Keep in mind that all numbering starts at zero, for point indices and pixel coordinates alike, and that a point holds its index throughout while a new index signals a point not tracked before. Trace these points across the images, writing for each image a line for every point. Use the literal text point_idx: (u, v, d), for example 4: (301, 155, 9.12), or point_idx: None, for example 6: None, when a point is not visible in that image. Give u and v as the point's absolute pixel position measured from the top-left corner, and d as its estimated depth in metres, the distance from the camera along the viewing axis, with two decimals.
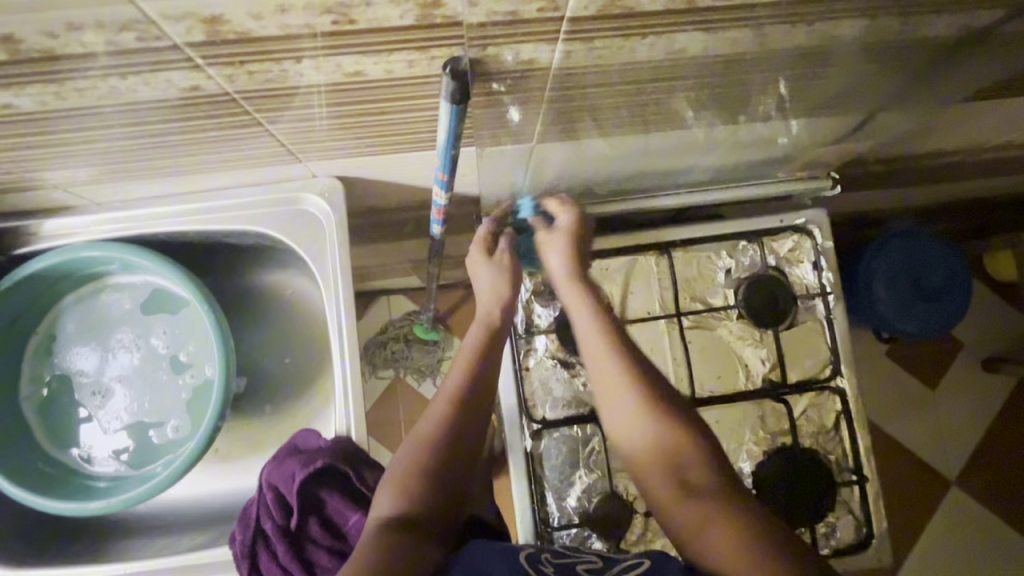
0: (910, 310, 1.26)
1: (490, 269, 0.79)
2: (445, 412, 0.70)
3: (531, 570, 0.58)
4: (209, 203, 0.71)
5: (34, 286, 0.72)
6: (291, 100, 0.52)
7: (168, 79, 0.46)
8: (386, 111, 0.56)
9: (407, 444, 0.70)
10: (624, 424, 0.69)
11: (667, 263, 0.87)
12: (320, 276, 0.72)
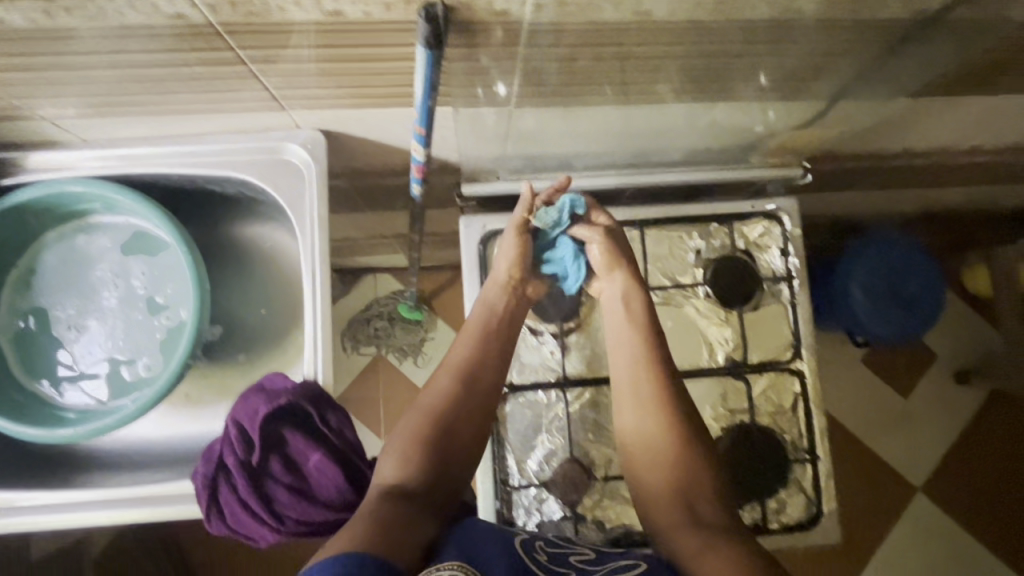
0: (881, 312, 1.28)
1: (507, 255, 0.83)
2: (453, 388, 0.79)
3: (531, 560, 0.67)
4: (193, 146, 0.73)
5: (16, 217, 0.73)
6: (274, 39, 0.54)
7: (154, 4, 0.48)
8: (366, 58, 0.58)
9: (415, 411, 0.79)
10: (631, 418, 0.79)
11: (638, 239, 0.90)
12: (298, 224, 0.74)
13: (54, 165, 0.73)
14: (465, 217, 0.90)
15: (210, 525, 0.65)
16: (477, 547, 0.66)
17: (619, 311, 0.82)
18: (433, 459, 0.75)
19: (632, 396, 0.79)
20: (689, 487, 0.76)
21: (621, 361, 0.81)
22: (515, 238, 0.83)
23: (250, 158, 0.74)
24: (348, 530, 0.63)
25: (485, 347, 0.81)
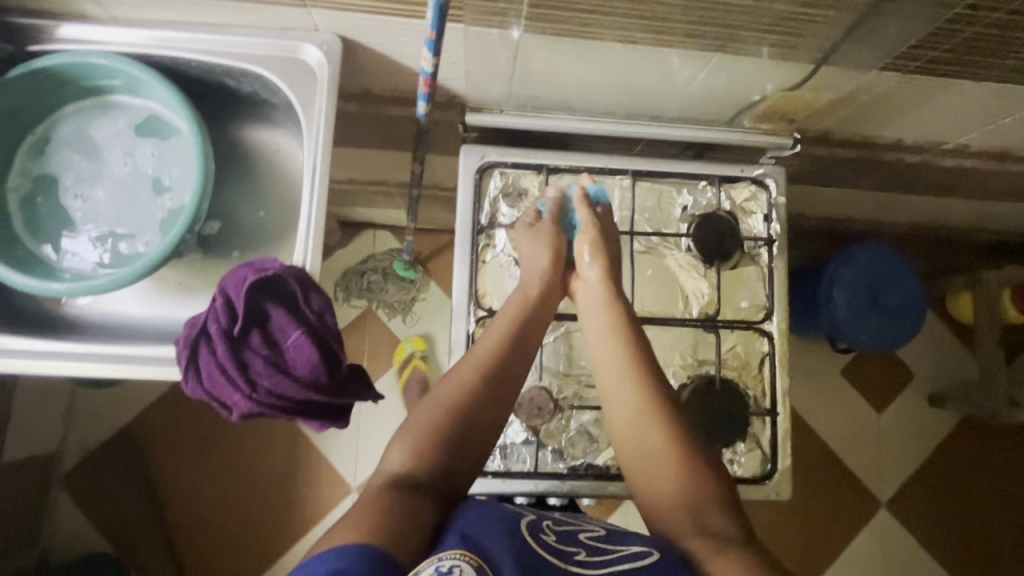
0: (863, 319, 1.29)
1: (536, 244, 0.88)
2: (477, 384, 0.78)
3: (531, 538, 0.69)
4: (217, 37, 0.78)
5: (40, 83, 0.77)
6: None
7: None
8: None
9: (432, 400, 0.78)
10: (623, 422, 0.78)
11: (629, 189, 0.94)
12: (306, 121, 0.78)
13: (83, 38, 0.77)
14: (467, 146, 0.94)
15: (186, 384, 0.69)
16: (481, 530, 0.66)
17: (596, 314, 0.84)
18: (446, 454, 0.75)
19: (620, 400, 0.78)
20: (695, 492, 0.73)
21: (617, 365, 0.80)
22: (543, 235, 0.89)
23: (270, 55, 0.79)
24: (352, 519, 0.66)
25: (511, 348, 0.81)
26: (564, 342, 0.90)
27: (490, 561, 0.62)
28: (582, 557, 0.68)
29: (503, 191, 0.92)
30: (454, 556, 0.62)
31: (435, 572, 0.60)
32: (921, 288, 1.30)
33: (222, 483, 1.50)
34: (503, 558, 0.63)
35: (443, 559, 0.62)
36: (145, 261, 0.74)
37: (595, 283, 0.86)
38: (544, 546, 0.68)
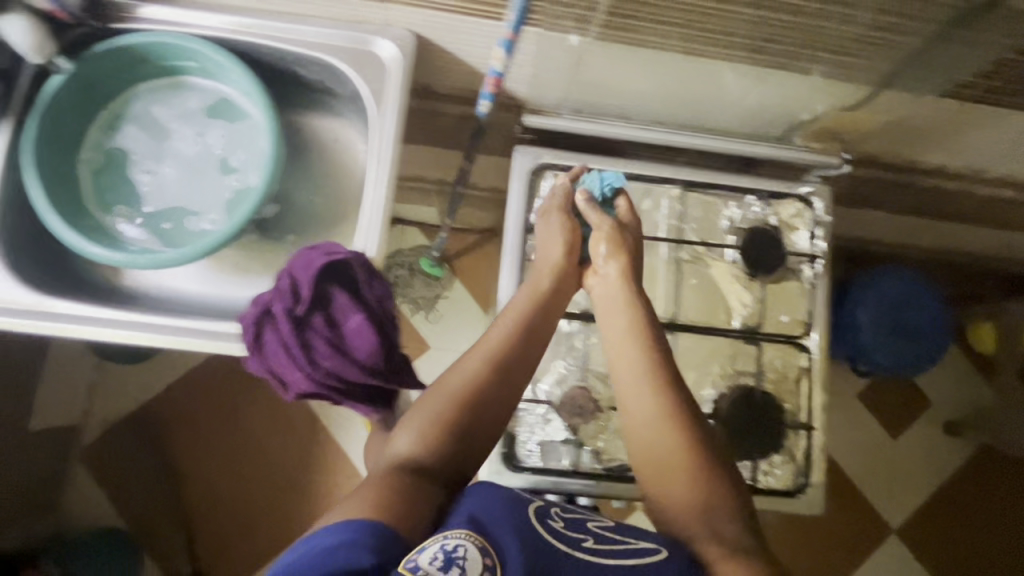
0: (887, 342, 1.30)
1: (552, 231, 0.88)
2: (486, 372, 0.77)
3: (539, 524, 0.65)
4: (292, 26, 0.80)
5: (120, 61, 0.79)
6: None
7: None
8: None
9: (437, 386, 0.78)
10: (634, 419, 0.76)
11: (678, 198, 0.95)
12: (375, 112, 0.80)
13: (164, 20, 0.79)
14: (521, 147, 0.95)
15: (250, 360, 0.71)
16: (488, 511, 0.63)
17: (610, 313, 0.83)
18: (452, 442, 0.73)
19: (633, 400, 0.77)
20: (707, 494, 0.71)
21: (629, 363, 0.79)
22: (562, 224, 0.88)
23: (341, 46, 0.81)
24: (358, 498, 0.64)
25: (524, 335, 0.81)
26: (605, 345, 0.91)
27: (497, 543, 0.60)
28: (590, 544, 0.65)
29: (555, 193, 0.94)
30: (458, 536, 0.59)
31: (440, 550, 0.57)
32: (945, 315, 1.32)
33: (240, 466, 1.51)
34: (509, 540, 0.60)
35: (448, 538, 0.59)
36: (213, 239, 0.76)
37: (613, 279, 0.85)
38: (552, 531, 0.64)
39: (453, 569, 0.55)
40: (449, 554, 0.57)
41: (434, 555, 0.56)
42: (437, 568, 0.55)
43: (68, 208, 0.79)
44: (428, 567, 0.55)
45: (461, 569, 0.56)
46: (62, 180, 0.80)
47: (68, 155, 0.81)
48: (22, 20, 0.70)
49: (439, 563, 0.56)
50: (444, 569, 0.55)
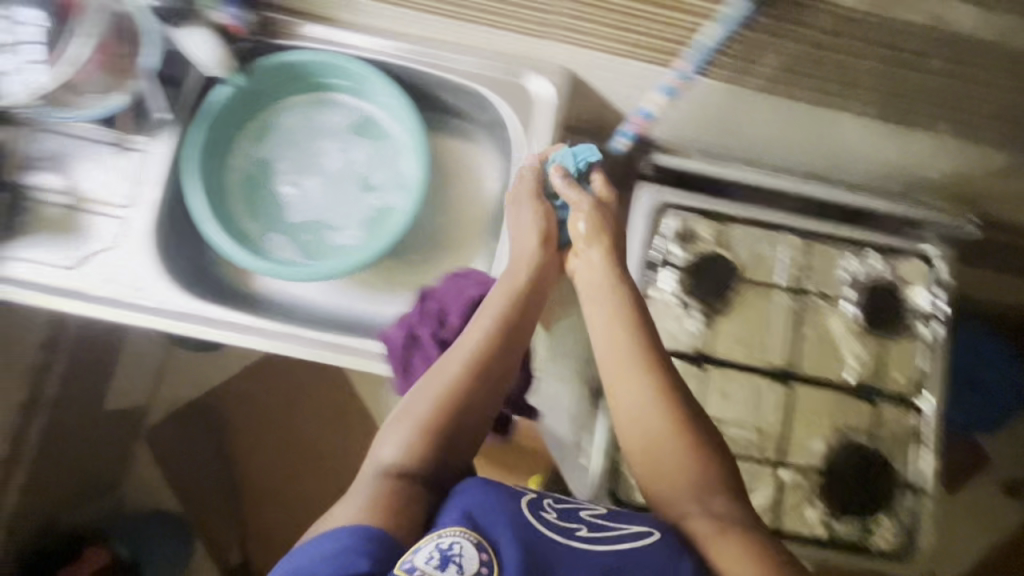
0: (961, 393, 1.28)
1: (532, 216, 0.79)
2: (468, 372, 0.71)
3: (534, 516, 0.61)
4: (444, 54, 0.81)
5: (280, 75, 0.82)
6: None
7: None
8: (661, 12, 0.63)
9: (424, 389, 0.70)
10: (640, 430, 0.70)
11: (799, 246, 0.94)
12: (522, 147, 0.82)
13: (323, 39, 0.80)
14: (644, 184, 0.95)
15: (396, 382, 0.76)
16: (479, 506, 0.60)
17: (593, 291, 0.77)
18: (445, 444, 0.67)
19: (625, 385, 0.72)
20: (708, 479, 0.68)
21: (602, 338, 0.75)
22: (536, 206, 0.79)
23: (492, 76, 0.82)
24: (351, 504, 0.61)
25: (507, 333, 0.74)
26: (714, 389, 0.91)
27: (490, 537, 0.58)
28: (585, 534, 0.61)
29: (677, 232, 0.94)
30: (453, 533, 0.57)
31: (435, 549, 0.56)
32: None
33: None
34: (501, 530, 0.58)
35: (443, 536, 0.57)
36: (362, 256, 0.79)
37: (597, 263, 0.78)
38: (542, 522, 0.61)
39: (448, 568, 0.54)
40: (445, 553, 0.55)
41: (429, 556, 0.55)
42: (433, 569, 0.54)
43: (221, 214, 0.81)
44: (424, 568, 0.54)
45: (458, 568, 0.54)
46: (215, 187, 0.82)
47: (220, 162, 0.83)
48: (206, 33, 0.73)
49: (435, 563, 0.54)
50: (440, 569, 0.54)
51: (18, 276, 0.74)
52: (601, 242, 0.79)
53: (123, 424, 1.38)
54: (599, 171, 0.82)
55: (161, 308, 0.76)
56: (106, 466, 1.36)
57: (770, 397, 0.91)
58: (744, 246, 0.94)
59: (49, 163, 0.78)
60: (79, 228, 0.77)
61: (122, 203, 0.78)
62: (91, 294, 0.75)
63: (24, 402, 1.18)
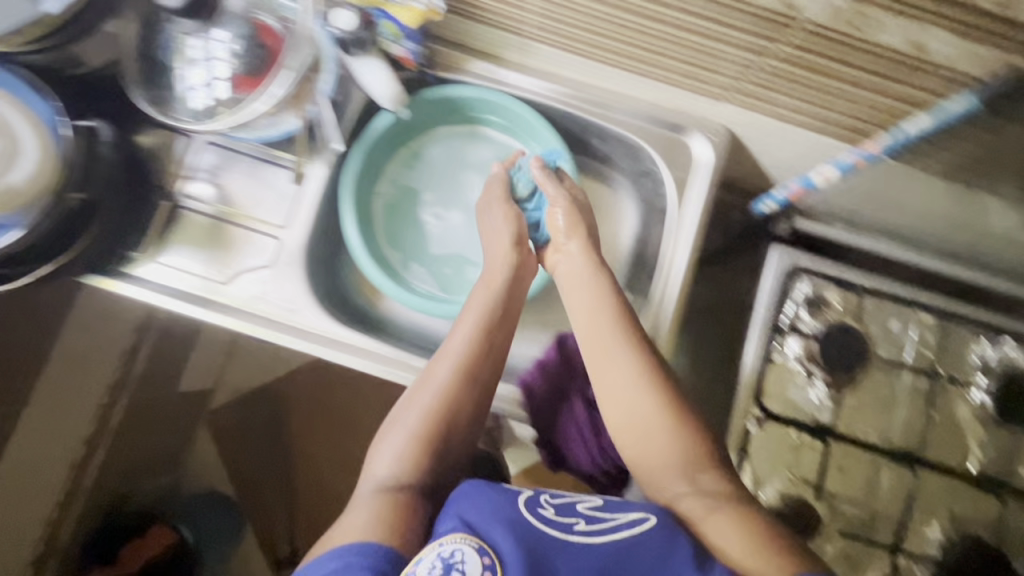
0: None
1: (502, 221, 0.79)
2: (456, 379, 0.71)
3: (530, 515, 0.59)
4: (609, 102, 0.80)
5: (439, 107, 0.82)
6: (806, 41, 0.59)
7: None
8: (873, 87, 0.62)
9: (415, 399, 0.71)
10: (634, 443, 0.68)
11: (929, 323, 0.92)
12: (677, 203, 0.80)
13: (485, 76, 0.79)
14: (777, 246, 0.94)
15: (537, 433, 0.78)
16: (474, 509, 0.59)
17: (572, 282, 0.77)
18: (439, 450, 0.69)
19: (612, 382, 0.70)
20: (671, 443, 0.67)
21: (597, 325, 0.72)
22: (509, 210, 0.79)
23: (654, 128, 0.80)
24: (355, 517, 0.62)
25: (492, 340, 0.73)
26: (832, 462, 0.89)
27: (491, 541, 0.57)
28: (584, 529, 0.59)
29: (809, 297, 0.93)
30: (455, 541, 0.56)
31: (436, 559, 0.56)
32: None
33: None
34: (500, 532, 0.57)
35: (445, 544, 0.56)
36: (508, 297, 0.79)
37: (578, 255, 0.77)
38: (542, 521, 0.58)
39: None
40: (445, 562, 0.55)
41: (432, 566, 0.55)
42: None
43: (368, 239, 0.82)
44: None
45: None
46: (364, 212, 0.83)
47: (369, 187, 0.84)
48: (380, 63, 0.74)
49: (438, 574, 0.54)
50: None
51: (174, 287, 0.76)
52: (563, 220, 0.78)
53: (188, 409, 1.34)
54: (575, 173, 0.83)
55: (307, 333, 0.76)
56: (168, 453, 1.33)
57: (889, 477, 0.88)
58: (874, 318, 0.92)
59: (209, 175, 0.77)
60: (235, 246, 0.77)
61: (279, 224, 0.77)
62: (240, 311, 0.76)
63: (112, 384, 1.22)
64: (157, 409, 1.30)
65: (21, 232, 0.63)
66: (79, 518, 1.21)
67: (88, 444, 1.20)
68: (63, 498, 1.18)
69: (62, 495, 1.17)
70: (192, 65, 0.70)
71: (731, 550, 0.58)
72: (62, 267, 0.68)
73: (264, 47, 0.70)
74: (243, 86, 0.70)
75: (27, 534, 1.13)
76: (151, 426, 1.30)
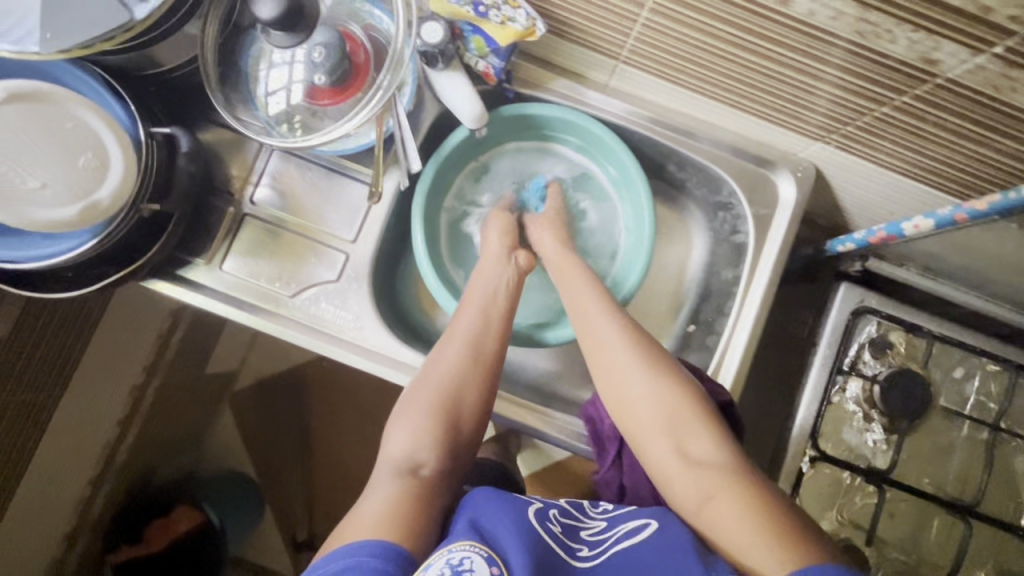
0: None
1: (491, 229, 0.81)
2: (462, 359, 0.70)
3: (542, 529, 0.57)
4: (691, 129, 0.77)
5: (516, 124, 0.81)
6: (929, 92, 0.56)
7: (903, 44, 0.50)
8: (985, 138, 0.59)
9: (425, 374, 0.70)
10: (634, 423, 0.67)
11: (995, 374, 0.89)
12: (753, 241, 0.78)
13: (569, 96, 0.77)
14: (844, 283, 0.91)
15: (604, 471, 0.72)
16: (486, 517, 0.57)
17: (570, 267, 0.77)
18: (450, 429, 0.68)
19: (612, 368, 0.69)
20: (672, 425, 0.65)
21: (598, 318, 0.72)
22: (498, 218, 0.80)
23: (735, 159, 0.78)
24: (367, 512, 0.59)
25: (498, 321, 0.73)
26: (883, 508, 0.87)
27: (500, 549, 0.53)
28: (588, 553, 0.57)
29: (872, 339, 0.89)
30: (464, 548, 0.53)
31: (445, 566, 0.52)
32: None
33: None
34: (510, 539, 0.54)
35: (453, 551, 0.53)
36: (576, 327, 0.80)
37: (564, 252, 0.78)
38: (550, 534, 0.57)
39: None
40: (455, 569, 0.51)
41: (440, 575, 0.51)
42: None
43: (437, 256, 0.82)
44: None
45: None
46: (434, 228, 0.83)
47: (440, 201, 0.83)
48: (461, 77, 0.70)
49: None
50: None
51: (238, 297, 0.74)
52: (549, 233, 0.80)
53: (210, 390, 1.28)
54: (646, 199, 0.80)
55: (372, 353, 0.75)
56: (188, 432, 1.27)
57: (939, 524, 0.86)
58: (937, 365, 0.89)
59: (273, 182, 0.75)
60: (302, 258, 0.75)
61: (348, 237, 0.75)
62: (305, 325, 0.74)
63: (148, 363, 1.13)
64: (186, 388, 1.23)
65: (96, 244, 0.60)
66: (107, 496, 1.14)
67: (120, 425, 1.11)
68: (94, 475, 1.09)
69: (95, 470, 1.09)
70: (275, 67, 0.68)
71: (730, 539, 0.55)
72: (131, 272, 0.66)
73: (342, 53, 0.65)
74: (322, 99, 0.67)
75: (61, 512, 1.05)
76: (182, 405, 1.23)
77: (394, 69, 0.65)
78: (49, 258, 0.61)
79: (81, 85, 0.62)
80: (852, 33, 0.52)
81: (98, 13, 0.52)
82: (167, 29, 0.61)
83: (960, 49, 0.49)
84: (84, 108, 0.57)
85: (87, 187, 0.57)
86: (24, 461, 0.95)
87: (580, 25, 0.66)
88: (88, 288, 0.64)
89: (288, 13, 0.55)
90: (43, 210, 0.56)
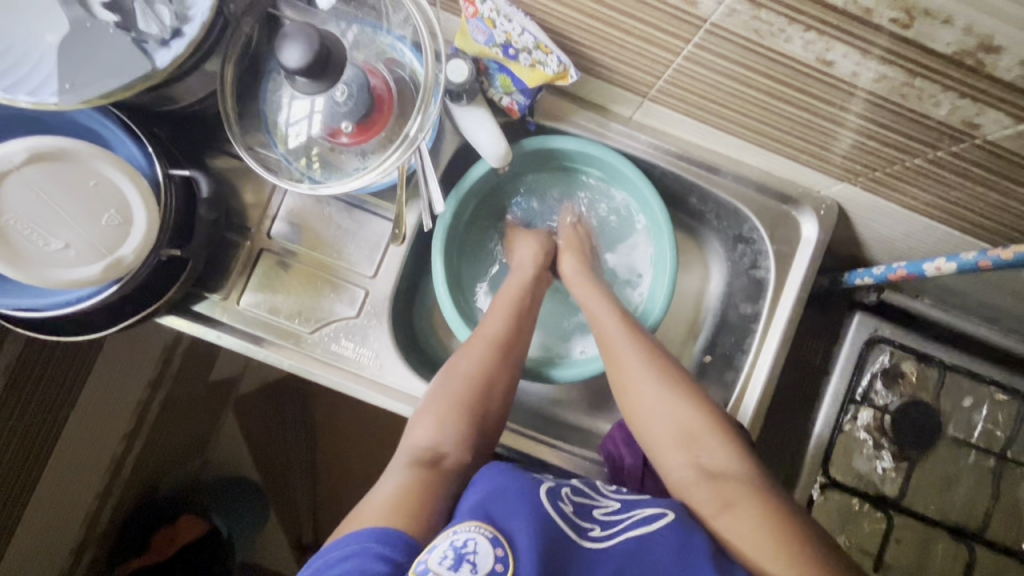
0: None
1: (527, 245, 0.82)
2: (492, 355, 0.69)
3: (552, 506, 0.54)
4: (712, 163, 0.76)
5: (539, 155, 0.81)
6: (963, 150, 0.56)
7: (934, 96, 0.50)
8: (1004, 187, 0.59)
9: (452, 369, 0.68)
10: (648, 412, 0.66)
11: (1005, 405, 0.88)
12: (772, 279, 0.78)
13: (591, 128, 0.76)
14: (858, 312, 0.90)
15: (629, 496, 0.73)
16: (496, 493, 0.53)
17: (594, 299, 0.76)
18: (477, 423, 0.65)
19: (633, 392, 0.68)
20: (690, 441, 0.63)
21: (616, 337, 0.71)
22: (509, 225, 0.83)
23: (755, 196, 0.77)
24: (374, 501, 0.55)
25: (522, 321, 0.74)
26: (890, 535, 0.86)
27: (506, 531, 0.50)
28: (601, 530, 0.54)
29: (885, 367, 0.88)
30: (468, 528, 0.50)
31: (449, 548, 0.48)
32: None
33: None
34: (519, 521, 0.51)
35: (458, 532, 0.50)
36: (586, 364, 0.79)
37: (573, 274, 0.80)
38: (560, 514, 0.53)
39: (463, 568, 0.47)
40: (458, 552, 0.48)
41: (443, 555, 0.48)
42: (447, 570, 0.47)
43: (456, 286, 0.82)
44: (438, 571, 0.47)
45: (473, 568, 0.47)
46: (455, 264, 0.83)
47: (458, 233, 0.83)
48: (484, 113, 0.69)
49: (449, 564, 0.47)
50: (454, 570, 0.47)
51: (256, 333, 0.72)
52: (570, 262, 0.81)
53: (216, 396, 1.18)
54: (664, 237, 0.79)
55: (391, 391, 0.73)
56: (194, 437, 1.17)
57: (941, 552, 0.86)
58: (948, 395, 0.88)
59: (289, 216, 0.73)
60: (321, 294, 0.73)
61: (366, 272, 0.74)
62: (323, 362, 0.72)
63: (152, 376, 1.01)
64: (192, 399, 1.11)
65: (120, 290, 0.59)
66: (115, 507, 1.05)
67: (127, 437, 1.00)
68: (103, 487, 1.00)
69: (104, 483, 0.99)
70: (297, 99, 0.65)
71: (748, 544, 0.53)
72: (136, 304, 0.63)
73: (366, 88, 0.63)
74: (341, 138, 0.65)
75: (66, 535, 0.95)
76: (189, 412, 1.11)
77: (420, 117, 0.63)
78: (67, 306, 0.60)
79: (102, 129, 0.62)
80: (894, 94, 0.51)
81: (121, 63, 0.52)
82: (186, 68, 0.59)
83: (1004, 117, 0.49)
84: (104, 161, 0.56)
85: (111, 246, 0.56)
86: (24, 499, 0.86)
87: (610, 66, 0.65)
88: (109, 331, 0.62)
89: (315, 64, 0.53)
90: (66, 270, 0.56)
